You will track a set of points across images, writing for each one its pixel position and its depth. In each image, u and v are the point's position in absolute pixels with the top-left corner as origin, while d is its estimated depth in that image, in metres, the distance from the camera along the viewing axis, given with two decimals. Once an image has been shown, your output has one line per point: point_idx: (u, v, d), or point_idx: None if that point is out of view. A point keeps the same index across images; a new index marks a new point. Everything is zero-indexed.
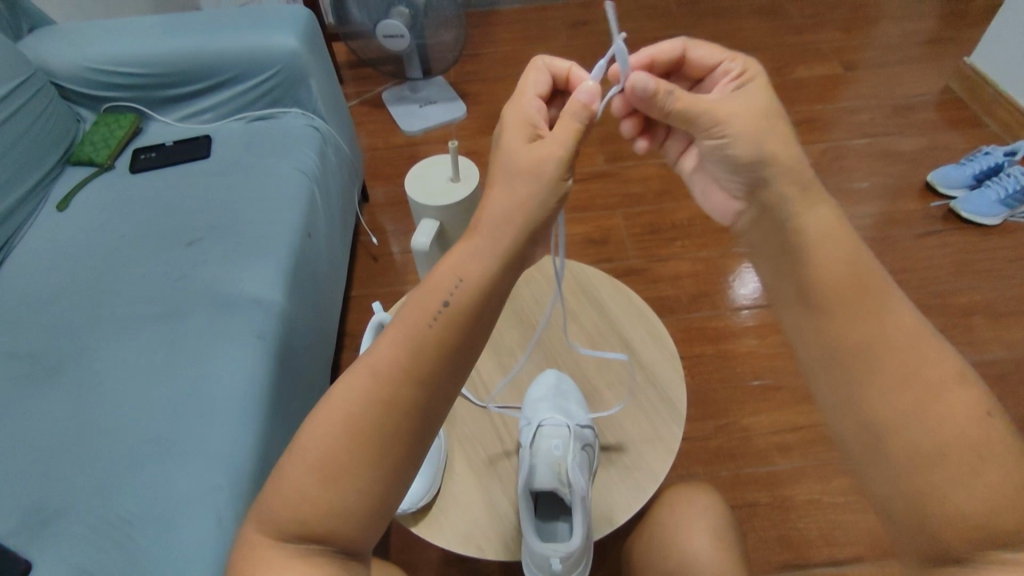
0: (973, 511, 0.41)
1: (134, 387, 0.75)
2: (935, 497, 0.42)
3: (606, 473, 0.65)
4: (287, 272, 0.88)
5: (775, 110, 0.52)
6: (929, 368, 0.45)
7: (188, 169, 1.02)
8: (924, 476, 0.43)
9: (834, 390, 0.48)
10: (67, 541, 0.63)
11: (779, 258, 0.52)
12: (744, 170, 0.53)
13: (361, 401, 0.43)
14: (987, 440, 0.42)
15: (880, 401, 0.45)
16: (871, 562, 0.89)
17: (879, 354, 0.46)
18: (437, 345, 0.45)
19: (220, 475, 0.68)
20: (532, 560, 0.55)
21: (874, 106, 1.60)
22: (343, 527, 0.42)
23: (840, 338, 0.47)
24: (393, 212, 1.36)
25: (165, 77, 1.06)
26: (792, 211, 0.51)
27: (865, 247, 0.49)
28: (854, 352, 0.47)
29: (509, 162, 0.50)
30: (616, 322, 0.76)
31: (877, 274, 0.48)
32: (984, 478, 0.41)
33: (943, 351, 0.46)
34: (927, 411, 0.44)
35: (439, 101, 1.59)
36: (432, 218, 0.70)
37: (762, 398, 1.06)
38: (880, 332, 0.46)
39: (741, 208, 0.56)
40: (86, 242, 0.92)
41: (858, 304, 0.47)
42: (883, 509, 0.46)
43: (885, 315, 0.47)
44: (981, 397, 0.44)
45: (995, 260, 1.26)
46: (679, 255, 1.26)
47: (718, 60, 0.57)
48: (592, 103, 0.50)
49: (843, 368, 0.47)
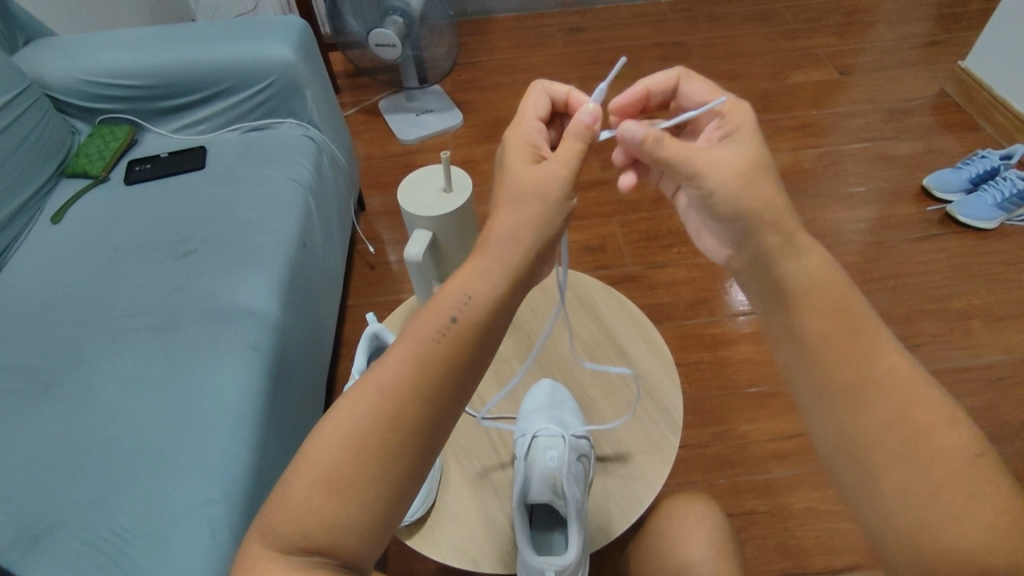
0: (967, 546, 0.40)
1: (129, 399, 0.76)
2: (929, 534, 0.40)
3: (602, 483, 0.65)
4: (281, 282, 0.90)
5: (761, 160, 0.50)
6: (921, 410, 0.43)
7: (182, 181, 1.04)
8: (917, 511, 0.41)
9: (823, 413, 0.45)
10: (61, 552, 0.64)
11: (767, 299, 0.49)
12: (728, 221, 0.50)
13: (361, 414, 0.42)
14: (978, 480, 0.41)
15: (873, 440, 0.43)
16: (869, 570, 0.89)
17: (864, 394, 0.44)
18: (440, 364, 0.44)
19: (213, 487, 0.69)
20: (528, 575, 0.55)
21: (870, 110, 1.61)
22: (344, 542, 0.40)
23: (827, 364, 0.45)
24: (390, 222, 1.37)
25: (160, 89, 1.08)
26: (779, 260, 0.48)
27: (856, 294, 0.47)
28: (846, 387, 0.44)
29: (513, 186, 0.48)
30: (615, 333, 0.76)
31: (860, 308, 0.46)
32: (976, 515, 0.40)
33: (936, 392, 0.44)
34: (918, 455, 0.42)
35: (435, 110, 1.61)
36: (427, 229, 0.64)
37: (760, 405, 1.06)
38: (863, 365, 0.44)
39: (731, 253, 0.53)
40: (80, 256, 0.93)
41: (850, 341, 0.45)
42: (874, 542, 0.44)
43: (877, 358, 0.45)
44: (974, 438, 0.42)
45: (992, 264, 1.26)
46: (676, 262, 1.27)
47: (708, 98, 0.57)
48: (594, 124, 0.49)
49: (823, 401, 0.45)
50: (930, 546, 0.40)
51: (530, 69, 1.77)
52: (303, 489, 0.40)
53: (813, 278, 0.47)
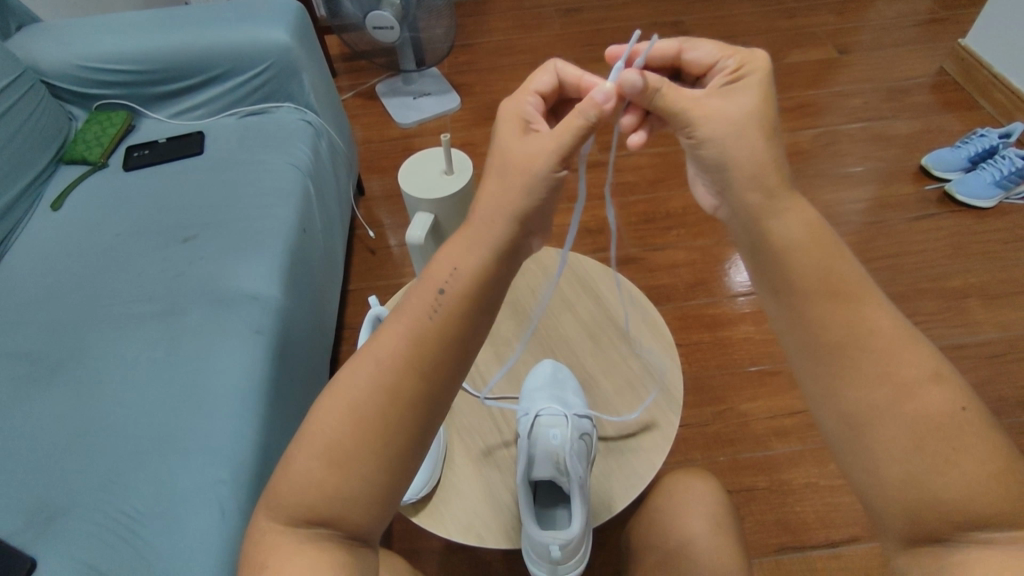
0: (953, 496, 0.39)
1: (137, 383, 0.77)
2: (917, 486, 0.40)
3: (604, 460, 0.67)
4: (284, 266, 0.90)
5: (763, 114, 0.47)
6: (906, 368, 0.41)
7: (181, 166, 1.03)
8: (901, 467, 0.40)
9: (820, 377, 0.44)
10: (73, 533, 0.65)
11: (752, 257, 0.48)
12: (714, 172, 0.48)
13: (369, 388, 0.43)
14: (961, 432, 0.40)
15: (862, 403, 0.42)
16: (866, 542, 0.91)
17: (855, 353, 0.42)
18: (435, 337, 0.45)
19: (222, 468, 0.70)
20: (533, 549, 0.57)
21: (869, 89, 1.61)
22: (349, 513, 0.41)
23: (821, 322, 0.43)
24: (389, 206, 1.37)
25: (156, 74, 1.07)
26: (761, 217, 0.46)
27: (845, 250, 0.45)
28: (837, 344, 0.43)
29: (501, 160, 0.48)
30: (614, 313, 0.77)
31: (850, 267, 0.44)
32: (960, 467, 0.39)
33: (921, 350, 0.42)
34: (901, 412, 0.41)
35: (432, 93, 1.60)
36: (428, 212, 0.64)
37: (759, 383, 1.08)
38: (855, 323, 0.43)
39: (716, 206, 0.51)
40: (83, 243, 0.93)
41: (836, 295, 0.43)
42: (867, 504, 0.43)
43: (863, 312, 0.43)
44: (959, 393, 0.41)
45: (990, 242, 1.27)
46: (675, 244, 1.27)
47: (717, 58, 0.52)
48: (605, 103, 0.46)
49: (820, 360, 0.44)
50: (927, 502, 0.40)
51: (527, 51, 1.75)
52: (312, 463, 0.41)
53: (799, 235, 0.45)
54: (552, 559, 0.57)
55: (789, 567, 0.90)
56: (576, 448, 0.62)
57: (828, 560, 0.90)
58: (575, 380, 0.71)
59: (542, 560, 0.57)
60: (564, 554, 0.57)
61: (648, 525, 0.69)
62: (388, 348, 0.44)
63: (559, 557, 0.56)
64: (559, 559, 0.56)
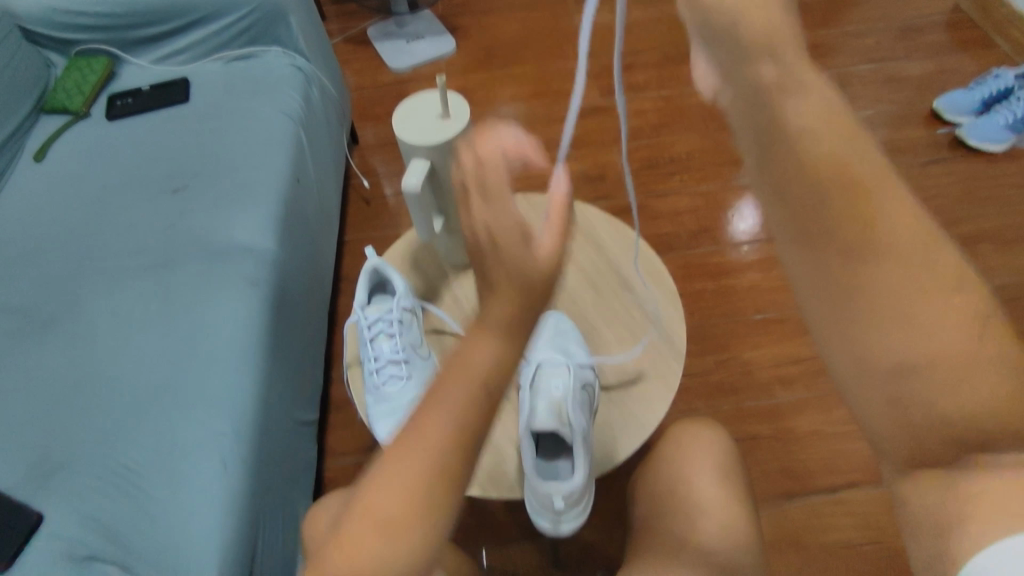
0: (956, 413, 0.34)
1: (133, 339, 0.76)
2: (920, 407, 0.35)
3: (606, 411, 0.66)
4: (277, 218, 0.87)
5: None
6: (925, 272, 0.34)
7: (167, 115, 0.99)
8: (906, 392, 0.35)
9: (816, 311, 0.36)
10: (79, 487, 0.66)
11: (752, 135, 0.35)
12: (717, 40, 0.34)
13: (427, 477, 0.42)
14: (981, 349, 0.34)
15: (863, 321, 0.35)
16: (866, 488, 0.93)
17: (860, 253, 0.34)
18: (504, 331, 0.44)
19: (223, 423, 0.69)
20: (536, 498, 0.58)
21: (882, 27, 1.54)
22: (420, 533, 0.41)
23: (827, 223, 0.34)
24: (385, 155, 1.33)
25: (136, 17, 1.02)
26: (770, 92, 0.33)
27: (863, 129, 0.34)
28: (849, 245, 0.34)
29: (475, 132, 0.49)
30: (616, 261, 0.75)
31: (851, 150, 0.34)
32: (972, 384, 0.34)
33: (940, 243, 0.35)
34: (917, 326, 0.34)
35: (427, 36, 1.53)
36: (424, 157, 0.61)
37: (763, 332, 1.07)
38: (858, 211, 0.34)
39: (718, 87, 0.36)
40: (70, 196, 0.90)
41: (847, 188, 0.33)
42: (869, 435, 0.39)
43: (879, 211, 0.34)
44: (982, 300, 0.35)
45: (1003, 187, 1.24)
46: (678, 191, 1.24)
47: None
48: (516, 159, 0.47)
49: (829, 297, 0.36)
50: (927, 423, 0.35)
51: None
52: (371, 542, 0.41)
53: (815, 115, 0.34)
54: (556, 508, 0.58)
55: (790, 512, 0.92)
56: (578, 399, 0.62)
57: (828, 504, 0.92)
58: (576, 330, 0.70)
59: (545, 511, 0.59)
60: (567, 504, 0.58)
61: (651, 472, 0.70)
62: (433, 436, 0.42)
63: (562, 506, 0.58)
64: (563, 508, 0.58)
